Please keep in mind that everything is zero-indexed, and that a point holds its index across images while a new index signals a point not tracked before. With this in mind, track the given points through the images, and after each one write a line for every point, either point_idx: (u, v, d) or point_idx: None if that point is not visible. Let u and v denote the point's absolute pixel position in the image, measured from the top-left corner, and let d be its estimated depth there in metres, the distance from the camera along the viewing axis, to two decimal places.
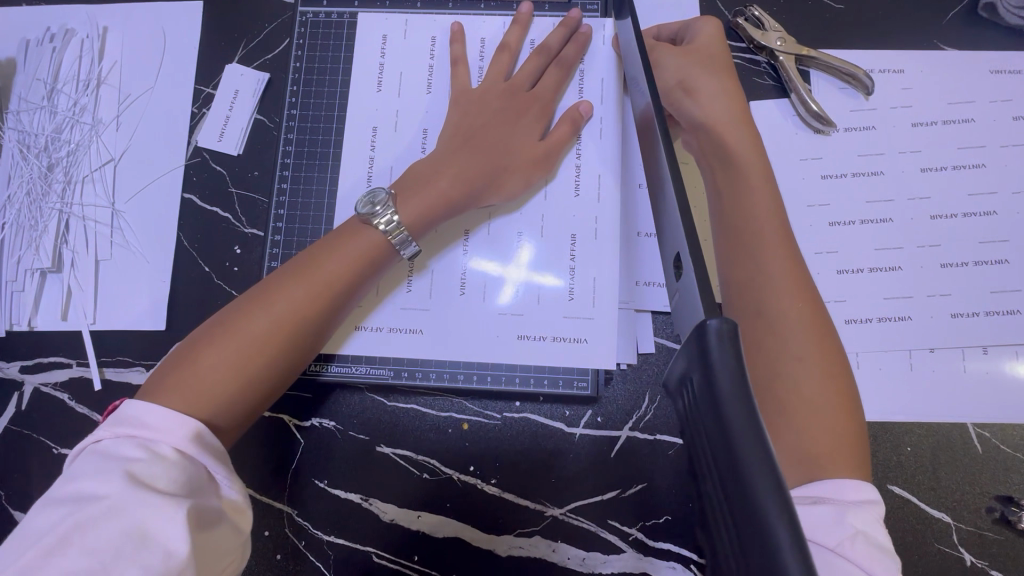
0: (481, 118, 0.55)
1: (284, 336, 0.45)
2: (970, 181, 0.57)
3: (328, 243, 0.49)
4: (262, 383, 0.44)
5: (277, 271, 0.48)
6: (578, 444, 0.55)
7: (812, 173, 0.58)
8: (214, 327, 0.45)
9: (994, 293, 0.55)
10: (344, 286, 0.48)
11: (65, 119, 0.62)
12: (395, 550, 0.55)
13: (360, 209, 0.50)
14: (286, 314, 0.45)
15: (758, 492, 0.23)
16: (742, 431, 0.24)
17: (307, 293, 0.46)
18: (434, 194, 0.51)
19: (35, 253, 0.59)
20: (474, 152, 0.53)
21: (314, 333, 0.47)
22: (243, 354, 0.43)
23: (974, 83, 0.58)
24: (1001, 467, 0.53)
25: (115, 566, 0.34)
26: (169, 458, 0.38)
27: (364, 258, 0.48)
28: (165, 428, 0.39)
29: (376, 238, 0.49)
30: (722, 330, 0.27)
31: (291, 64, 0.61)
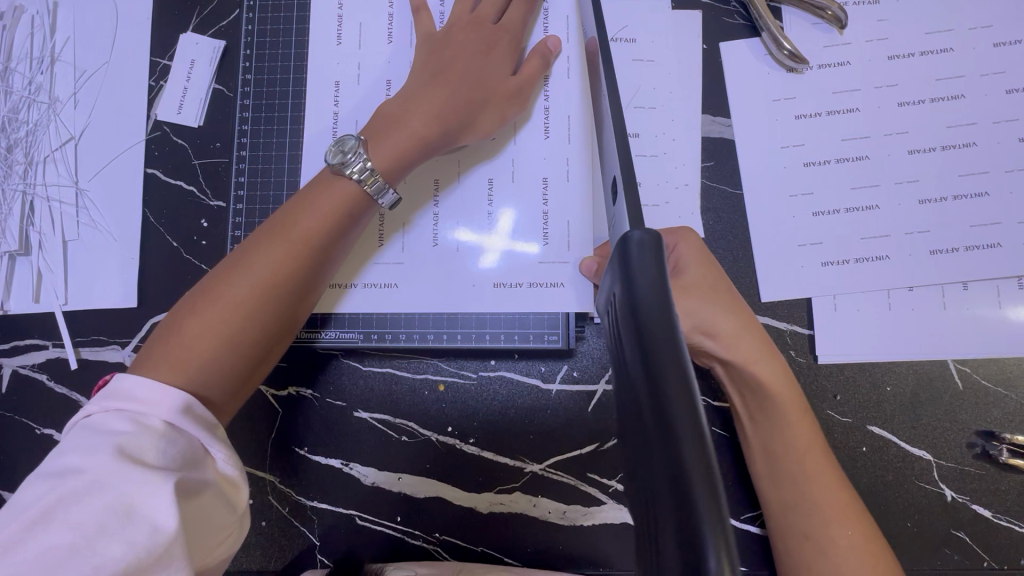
0: (450, 52, 0.52)
1: (269, 298, 0.44)
2: (949, 113, 0.55)
3: (302, 199, 0.48)
4: (254, 347, 0.44)
5: (253, 234, 0.47)
6: (556, 399, 0.55)
7: (785, 114, 0.56)
8: (196, 296, 0.44)
9: (974, 227, 0.53)
10: (323, 241, 0.46)
11: (22, 99, 0.61)
12: (378, 512, 0.55)
13: (331, 159, 0.47)
14: (268, 275, 0.44)
15: (663, 373, 0.24)
16: (653, 321, 0.26)
17: (287, 253, 0.45)
18: (408, 134, 0.49)
19: (2, 236, 0.59)
20: (447, 85, 0.50)
21: (300, 293, 0.46)
22: (229, 319, 0.42)
23: (953, 10, 0.56)
24: (983, 402, 0.53)
25: (101, 541, 0.34)
26: (158, 430, 0.38)
27: (345, 212, 0.47)
28: (154, 399, 0.39)
29: (350, 188, 0.47)
30: (644, 239, 0.29)
31: (244, 28, 0.59)
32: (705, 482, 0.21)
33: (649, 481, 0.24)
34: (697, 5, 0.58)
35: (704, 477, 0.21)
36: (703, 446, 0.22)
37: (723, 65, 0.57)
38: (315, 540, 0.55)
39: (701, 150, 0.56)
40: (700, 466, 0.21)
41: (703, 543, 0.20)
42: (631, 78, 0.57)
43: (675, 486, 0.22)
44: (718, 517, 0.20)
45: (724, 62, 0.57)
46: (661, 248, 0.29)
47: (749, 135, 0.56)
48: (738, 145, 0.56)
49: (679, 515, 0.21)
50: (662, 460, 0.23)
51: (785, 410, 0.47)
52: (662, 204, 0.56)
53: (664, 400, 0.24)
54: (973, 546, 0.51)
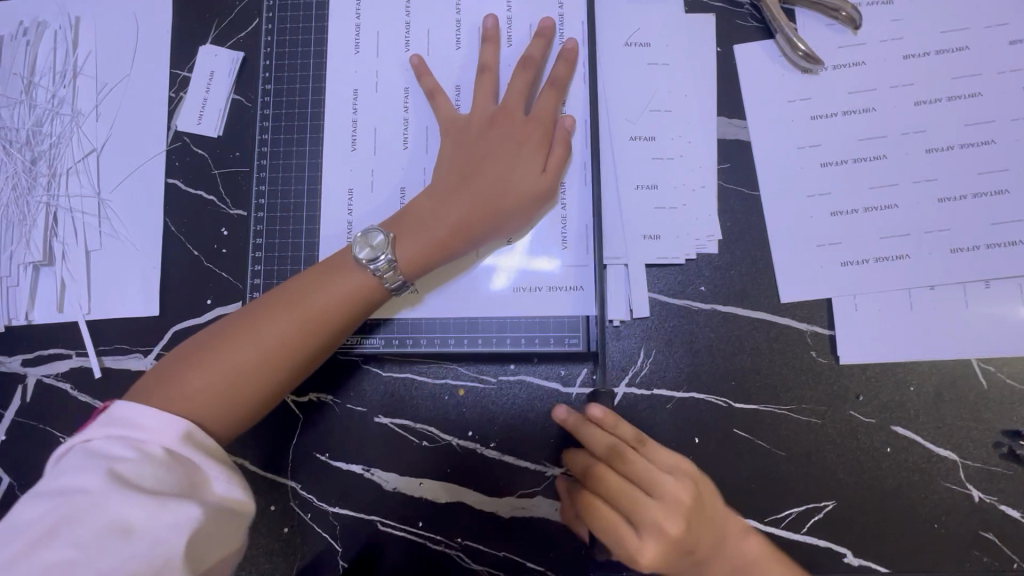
0: (478, 137, 0.53)
1: (269, 368, 0.45)
2: (966, 111, 0.55)
3: (316, 274, 0.49)
4: (245, 409, 0.45)
5: (267, 297, 0.48)
6: (576, 402, 0.55)
7: (800, 115, 0.56)
8: (204, 348, 0.45)
9: (994, 225, 0.53)
10: (331, 316, 0.47)
11: (45, 112, 0.62)
12: (400, 518, 0.55)
13: (359, 251, 0.49)
14: (274, 349, 0.46)
15: None
16: None
17: (293, 328, 0.46)
18: (431, 236, 0.50)
19: (26, 247, 0.60)
20: (474, 181, 0.51)
21: (299, 368, 0.47)
22: (228, 382, 0.44)
23: (968, 8, 0.56)
24: (1008, 401, 0.52)
25: (102, 557, 0.34)
26: (158, 456, 0.39)
27: (352, 293, 0.48)
28: (154, 427, 0.40)
29: (362, 279, 0.48)
30: None
31: (262, 38, 0.60)
32: None
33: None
34: (710, 8, 0.58)
35: None
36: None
37: (737, 67, 0.58)
38: (337, 545, 0.55)
39: (717, 152, 0.57)
40: None
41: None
42: (646, 82, 0.57)
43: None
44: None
45: (738, 64, 0.58)
46: None
47: (765, 136, 0.56)
48: (754, 145, 0.56)
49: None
50: None
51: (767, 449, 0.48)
52: (679, 207, 0.56)
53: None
54: (1001, 547, 0.50)
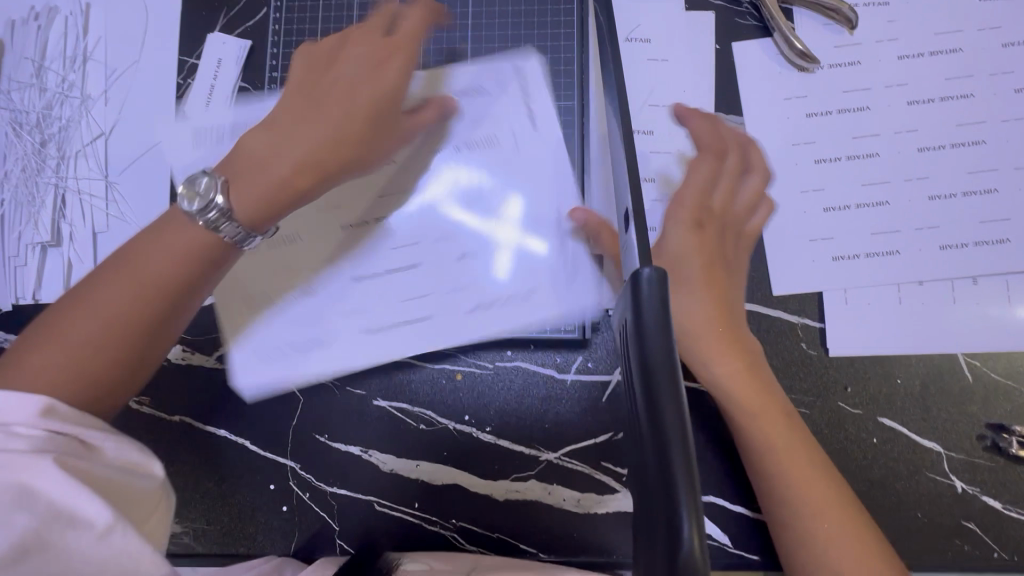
0: (316, 94, 0.51)
1: (112, 342, 0.41)
2: (958, 112, 0.56)
3: (148, 235, 0.45)
4: (92, 390, 0.41)
5: (101, 267, 0.44)
6: (571, 388, 0.56)
7: (796, 112, 0.58)
8: (48, 323, 0.42)
9: (983, 223, 0.54)
10: (164, 283, 0.43)
11: (55, 96, 0.63)
12: (397, 499, 0.56)
13: (185, 200, 0.44)
14: (101, 320, 0.41)
15: (659, 395, 0.26)
16: (655, 358, 0.27)
17: (119, 295, 0.42)
18: (268, 178, 0.47)
19: (35, 228, 0.61)
20: (308, 117, 0.49)
21: (147, 340, 0.43)
22: (58, 361, 0.40)
23: (963, 11, 0.57)
24: (993, 395, 0.54)
25: (3, 517, 0.34)
26: (25, 433, 0.36)
27: (191, 251, 0.44)
28: (19, 408, 0.37)
29: (203, 236, 0.45)
30: (652, 277, 0.29)
31: (271, 28, 0.62)
32: (692, 513, 0.23)
33: (647, 472, 0.27)
34: (711, 6, 0.60)
35: (692, 514, 0.23)
36: (687, 446, 0.25)
37: (736, 64, 0.59)
38: (335, 525, 0.56)
39: None
40: (689, 493, 0.24)
41: (680, 527, 0.23)
42: (646, 77, 0.58)
43: (664, 473, 0.25)
44: (696, 504, 0.24)
45: (737, 61, 0.59)
46: (668, 284, 0.29)
47: (762, 132, 0.58)
48: (750, 141, 0.58)
49: (667, 501, 0.24)
50: (657, 478, 0.25)
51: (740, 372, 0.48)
52: None
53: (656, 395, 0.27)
54: (982, 537, 0.52)
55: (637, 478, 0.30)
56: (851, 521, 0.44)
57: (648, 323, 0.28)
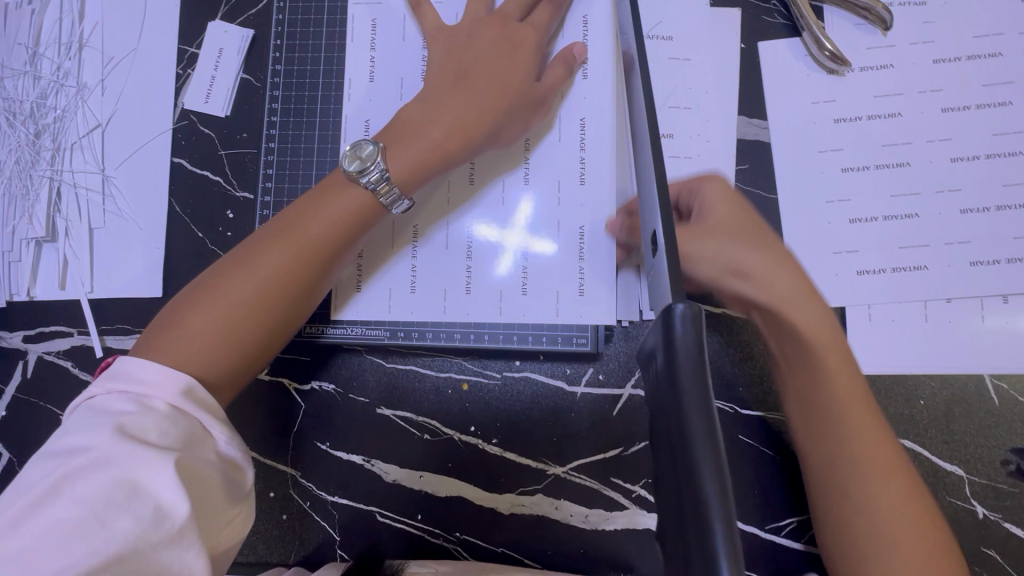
0: (473, 54, 0.51)
1: (279, 283, 0.44)
2: (995, 120, 0.53)
3: (313, 197, 0.47)
4: (258, 330, 0.44)
5: (265, 229, 0.47)
6: (581, 401, 0.54)
7: (824, 117, 0.55)
8: (193, 292, 0.44)
9: (1018, 239, 0.52)
10: (331, 243, 0.46)
11: (50, 84, 0.60)
12: (399, 510, 0.55)
13: (348, 165, 0.47)
14: (270, 277, 0.44)
15: (694, 444, 0.25)
16: (692, 401, 0.25)
17: (291, 254, 0.45)
18: (429, 143, 0.48)
19: (29, 222, 0.59)
20: (469, 93, 0.49)
21: (310, 282, 0.46)
22: (232, 313, 0.43)
23: (1004, 13, 0.54)
24: (1019, 419, 0.52)
25: (107, 516, 0.34)
26: (160, 411, 0.38)
27: (353, 211, 0.46)
28: (157, 382, 0.39)
29: (360, 196, 0.46)
30: (686, 313, 0.27)
31: (274, 18, 0.59)
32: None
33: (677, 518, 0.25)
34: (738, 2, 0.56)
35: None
36: (727, 502, 0.23)
37: (762, 65, 0.56)
38: (336, 534, 0.55)
39: (735, 151, 0.55)
40: (729, 556, 0.22)
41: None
42: (665, 77, 0.56)
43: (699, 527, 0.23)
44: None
45: (763, 62, 0.56)
46: (703, 322, 0.27)
47: (787, 138, 0.55)
48: (773, 147, 0.55)
49: (701, 554, 0.23)
50: (691, 537, 0.24)
51: (823, 360, 0.45)
52: None
53: (690, 443, 0.25)
54: (1003, 564, 0.50)
55: (665, 520, 0.28)
56: (920, 512, 0.43)
57: (680, 348, 0.27)
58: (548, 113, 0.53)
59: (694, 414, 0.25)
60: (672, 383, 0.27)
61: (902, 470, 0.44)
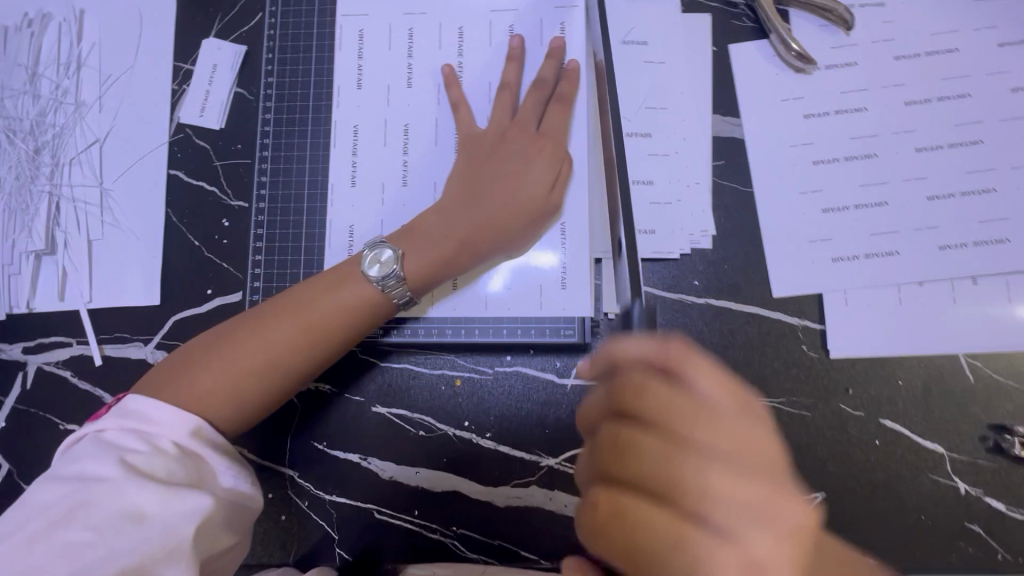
0: (493, 145, 0.55)
1: (281, 360, 0.47)
2: (955, 111, 0.56)
3: (326, 280, 0.50)
4: (253, 398, 0.47)
5: (279, 299, 0.50)
6: (570, 393, 0.56)
7: (794, 114, 0.57)
8: (209, 347, 0.47)
9: (982, 223, 0.54)
10: (334, 328, 0.49)
11: (49, 103, 0.62)
12: (396, 506, 0.56)
13: (366, 266, 0.51)
14: (275, 351, 0.47)
15: None
16: None
17: (298, 332, 0.48)
18: (442, 243, 0.52)
19: (28, 236, 0.60)
20: (480, 185, 0.53)
21: (311, 361, 0.49)
22: (236, 379, 0.46)
23: (958, 10, 0.57)
24: (995, 396, 0.53)
25: (114, 541, 0.36)
26: (168, 447, 0.41)
27: (358, 301, 0.50)
28: (164, 423, 0.42)
29: (368, 292, 0.50)
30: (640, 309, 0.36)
31: (266, 33, 0.61)
32: None
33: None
34: (708, 8, 0.59)
35: None
36: None
37: (733, 66, 0.59)
38: (334, 532, 0.56)
39: (711, 149, 0.58)
40: None
41: None
42: (642, 80, 0.58)
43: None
44: None
45: (734, 63, 0.59)
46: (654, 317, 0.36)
47: (760, 134, 0.57)
48: (747, 143, 0.57)
49: None
50: None
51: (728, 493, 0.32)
52: (672, 202, 0.57)
53: None
54: (986, 538, 0.51)
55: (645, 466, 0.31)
56: None
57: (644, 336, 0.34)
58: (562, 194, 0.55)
59: None
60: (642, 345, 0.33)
61: None
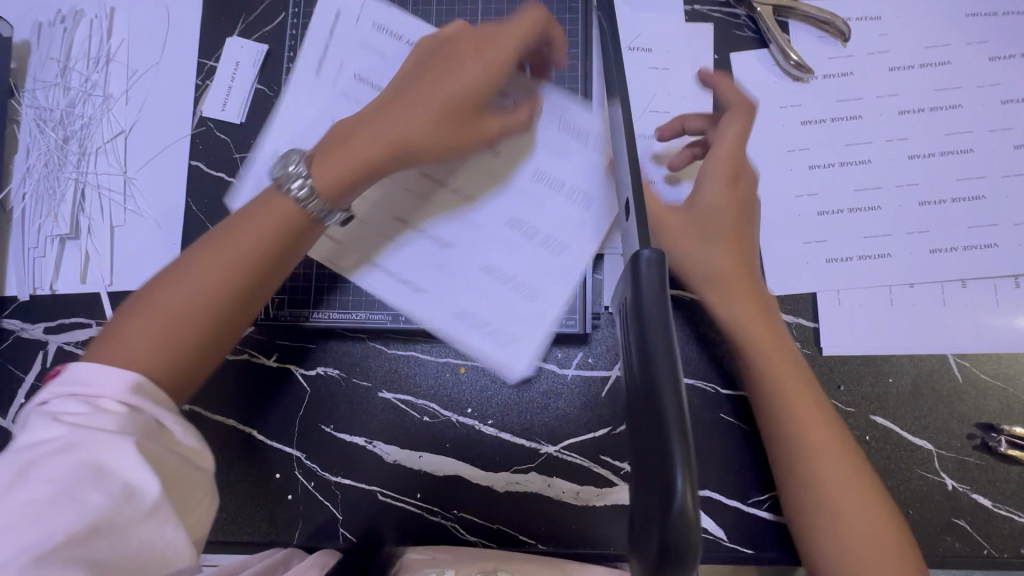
0: (417, 74, 0.53)
1: (207, 294, 0.45)
2: (946, 121, 0.58)
3: (245, 211, 0.48)
4: (188, 345, 0.44)
5: (196, 242, 0.48)
6: (571, 383, 0.58)
7: (792, 120, 0.60)
8: (135, 301, 0.45)
9: (972, 228, 0.56)
10: (253, 252, 0.46)
11: (78, 94, 0.65)
12: (399, 489, 0.57)
13: (274, 174, 0.49)
14: (198, 286, 0.45)
15: (649, 328, 0.30)
16: (653, 313, 0.30)
17: (213, 262, 0.46)
18: (359, 160, 0.49)
19: (54, 220, 0.63)
20: (407, 105, 0.51)
21: (238, 298, 0.46)
22: (164, 322, 0.43)
23: (951, 25, 0.60)
24: (982, 395, 0.55)
25: (75, 493, 0.36)
26: (112, 405, 0.39)
27: (282, 221, 0.47)
28: (104, 384, 0.40)
29: (287, 207, 0.48)
30: (651, 258, 0.32)
31: (288, 34, 0.65)
32: (683, 451, 0.25)
33: (641, 435, 0.29)
34: (710, 19, 0.62)
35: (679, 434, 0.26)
36: (675, 369, 0.28)
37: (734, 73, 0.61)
38: (338, 513, 0.57)
39: None
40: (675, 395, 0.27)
41: (675, 486, 0.25)
42: (646, 85, 0.61)
43: (659, 436, 0.26)
44: (682, 432, 0.26)
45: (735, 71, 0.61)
46: (665, 266, 0.32)
47: (758, 139, 0.60)
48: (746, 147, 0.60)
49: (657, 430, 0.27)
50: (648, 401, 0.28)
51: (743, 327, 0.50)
52: None
53: (652, 358, 0.29)
54: (973, 534, 0.53)
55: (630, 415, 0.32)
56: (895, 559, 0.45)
57: (645, 278, 0.31)
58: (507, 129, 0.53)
59: (656, 331, 0.29)
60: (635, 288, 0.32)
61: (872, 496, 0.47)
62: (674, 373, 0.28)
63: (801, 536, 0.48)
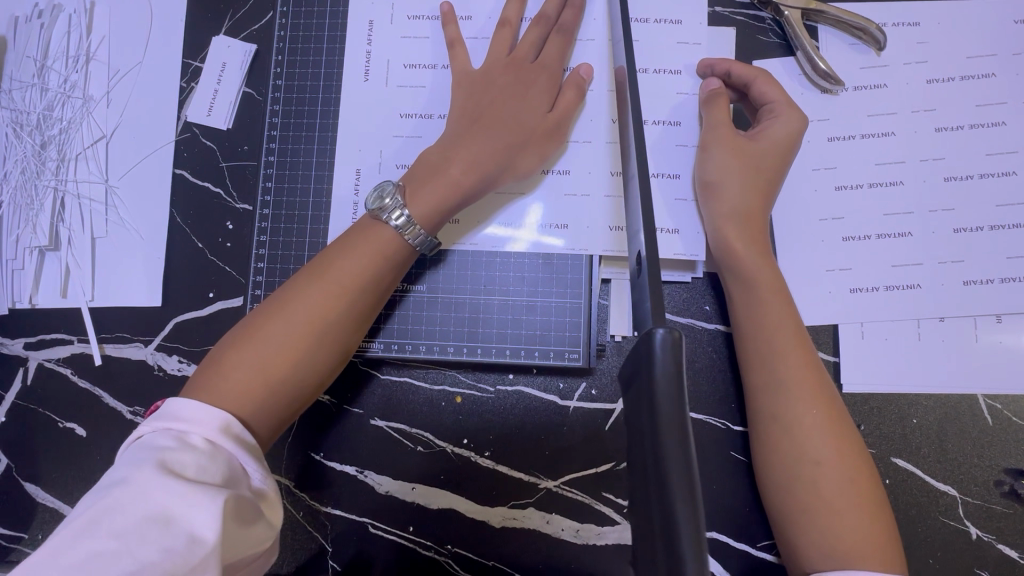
0: (487, 99, 0.52)
1: (318, 327, 0.45)
2: (987, 140, 0.53)
3: (344, 240, 0.48)
4: (296, 378, 0.44)
5: (299, 273, 0.48)
6: (573, 416, 0.55)
7: (818, 136, 0.55)
8: (239, 332, 0.45)
9: (1011, 258, 0.52)
10: (361, 285, 0.47)
11: (57, 96, 0.62)
12: (392, 521, 0.55)
13: (370, 205, 0.49)
14: (307, 319, 0.45)
15: (663, 427, 0.26)
16: (667, 407, 0.26)
17: (324, 295, 0.45)
18: (447, 182, 0.49)
19: (33, 231, 0.60)
20: (484, 131, 0.51)
21: (343, 327, 0.46)
22: (285, 354, 0.43)
23: (997, 34, 0.55)
24: (1012, 439, 0.52)
25: (138, 548, 0.33)
26: (200, 447, 0.38)
27: (382, 249, 0.47)
28: (198, 419, 0.40)
29: (389, 237, 0.48)
30: (666, 339, 0.28)
31: (276, 35, 0.60)
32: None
33: (650, 552, 0.25)
34: (732, 22, 0.57)
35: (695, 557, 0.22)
36: (691, 480, 0.25)
37: None
38: (328, 544, 0.55)
39: None
40: (689, 513, 0.24)
41: None
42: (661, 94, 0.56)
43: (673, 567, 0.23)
44: (699, 558, 0.22)
45: None
46: (682, 347, 0.28)
47: None
48: None
49: (669, 552, 0.23)
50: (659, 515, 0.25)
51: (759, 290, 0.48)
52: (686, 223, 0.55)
53: (665, 466, 0.25)
54: None
55: (636, 515, 0.29)
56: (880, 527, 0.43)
57: (659, 362, 0.28)
58: (561, 143, 0.54)
59: (669, 434, 0.26)
60: (647, 372, 0.28)
61: (869, 499, 0.43)
62: (689, 487, 0.24)
63: (780, 518, 0.45)
